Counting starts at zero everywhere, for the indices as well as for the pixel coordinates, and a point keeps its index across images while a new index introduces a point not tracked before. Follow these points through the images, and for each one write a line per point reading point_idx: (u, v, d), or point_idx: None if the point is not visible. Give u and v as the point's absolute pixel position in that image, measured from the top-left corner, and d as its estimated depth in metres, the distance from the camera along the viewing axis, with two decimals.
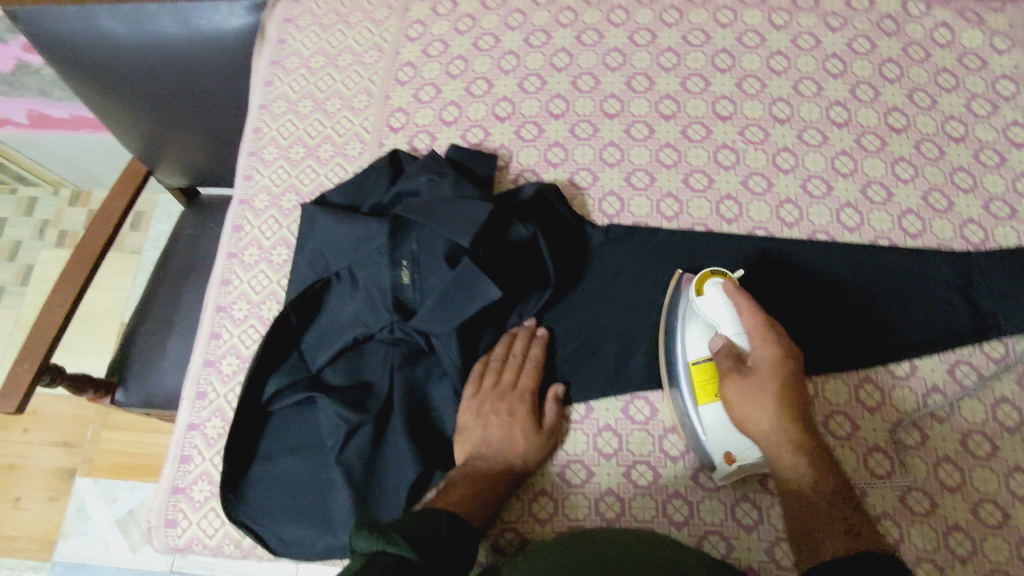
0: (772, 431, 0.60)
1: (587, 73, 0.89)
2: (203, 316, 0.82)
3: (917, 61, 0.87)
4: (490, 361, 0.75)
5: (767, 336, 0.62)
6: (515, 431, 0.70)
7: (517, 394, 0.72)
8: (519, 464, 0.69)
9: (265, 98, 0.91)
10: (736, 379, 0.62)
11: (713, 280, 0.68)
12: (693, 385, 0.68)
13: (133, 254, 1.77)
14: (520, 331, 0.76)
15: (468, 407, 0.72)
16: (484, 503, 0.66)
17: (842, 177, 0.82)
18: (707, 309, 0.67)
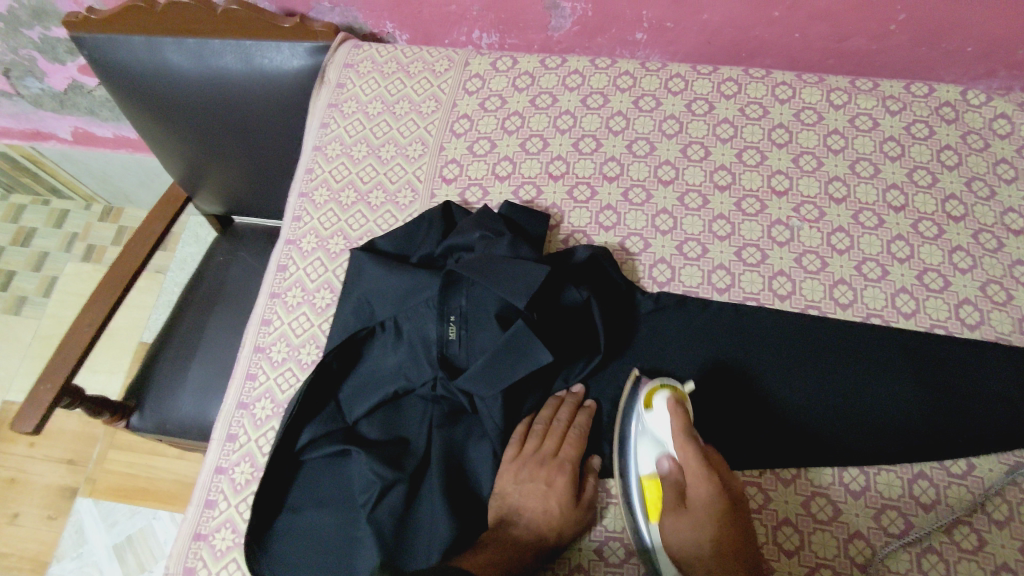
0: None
1: (643, 138, 0.89)
2: (241, 355, 0.81)
3: (976, 150, 0.86)
4: (533, 426, 0.73)
5: (689, 441, 0.64)
6: (552, 500, 0.67)
7: (557, 463, 0.70)
8: (554, 534, 0.66)
9: (320, 140, 0.92)
10: (673, 514, 0.64)
11: (661, 395, 0.67)
12: (645, 503, 0.67)
13: (158, 274, 1.78)
14: (567, 396, 0.75)
15: (507, 471, 0.70)
16: (516, 573, 0.62)
17: (897, 262, 0.81)
18: (656, 426, 0.67)
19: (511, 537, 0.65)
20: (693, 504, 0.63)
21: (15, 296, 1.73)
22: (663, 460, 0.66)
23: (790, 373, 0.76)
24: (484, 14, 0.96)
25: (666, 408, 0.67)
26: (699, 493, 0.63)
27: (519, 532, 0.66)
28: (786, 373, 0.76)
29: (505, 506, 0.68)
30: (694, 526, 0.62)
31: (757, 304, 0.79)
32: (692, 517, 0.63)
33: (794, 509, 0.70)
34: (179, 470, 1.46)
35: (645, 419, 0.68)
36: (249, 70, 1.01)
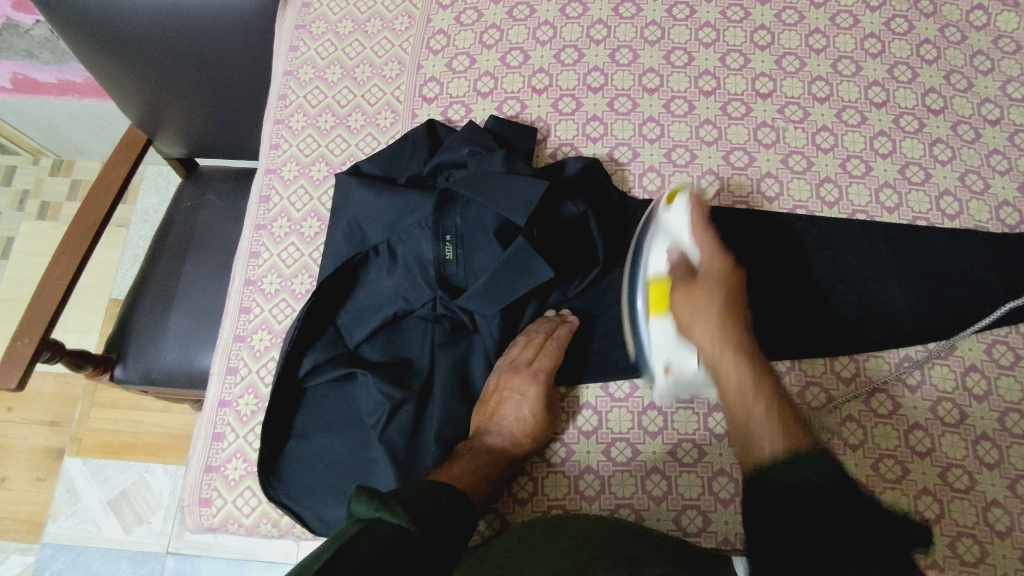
0: (746, 391, 0.60)
1: (625, 46, 0.87)
2: (231, 290, 0.79)
3: (954, 43, 0.87)
4: (517, 338, 0.73)
5: (715, 252, 0.68)
6: (525, 410, 0.68)
7: (532, 372, 0.70)
8: (525, 444, 0.68)
9: (291, 64, 0.87)
10: (684, 288, 0.66)
11: (681, 195, 0.70)
12: (647, 298, 0.69)
13: (120, 227, 1.71)
14: (559, 321, 0.74)
15: (491, 382, 0.72)
16: (489, 479, 0.65)
17: (880, 158, 0.82)
18: (673, 222, 0.70)
19: (485, 446, 0.67)
20: (703, 278, 0.67)
21: None
22: (674, 250, 0.69)
23: (764, 283, 0.78)
24: None
25: (684, 205, 0.70)
26: (713, 264, 0.67)
27: (493, 440, 0.68)
28: (785, 270, 0.78)
29: (484, 412, 0.70)
30: (708, 295, 0.65)
31: (746, 208, 0.81)
32: (706, 286, 0.66)
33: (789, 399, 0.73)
34: (165, 422, 1.45)
35: (662, 216, 0.71)
36: None
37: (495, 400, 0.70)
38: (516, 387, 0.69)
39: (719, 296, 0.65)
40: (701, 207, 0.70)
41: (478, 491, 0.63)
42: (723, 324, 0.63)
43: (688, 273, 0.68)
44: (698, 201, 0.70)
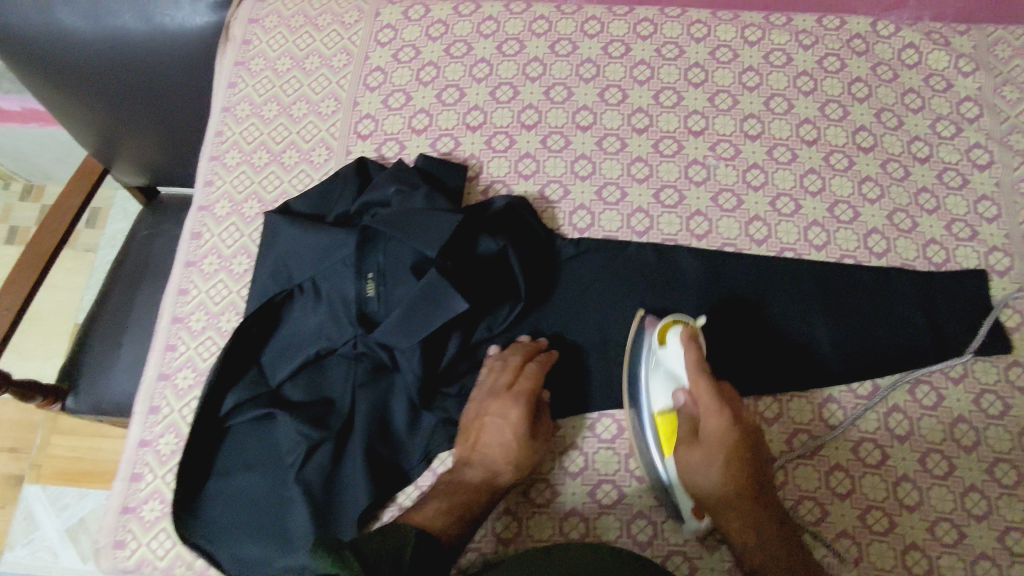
0: (732, 522, 0.65)
1: (560, 83, 0.88)
2: (158, 327, 0.79)
3: (886, 81, 0.88)
4: (493, 362, 0.73)
5: (700, 377, 0.67)
6: (506, 435, 0.68)
7: (512, 396, 0.69)
8: (507, 473, 0.68)
9: (228, 100, 0.88)
10: (687, 445, 0.67)
11: (674, 330, 0.70)
12: (658, 437, 0.71)
13: (87, 252, 1.71)
14: (533, 345, 0.74)
15: (471, 407, 0.72)
16: (466, 515, 0.65)
17: (810, 196, 0.83)
18: (670, 359, 0.71)
19: (462, 479, 0.67)
20: (705, 441, 0.66)
21: None
22: (677, 394, 0.71)
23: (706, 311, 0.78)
24: None
25: (678, 343, 0.70)
26: (710, 423, 0.66)
27: (470, 474, 0.67)
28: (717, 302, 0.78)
29: (464, 441, 0.70)
30: (708, 458, 0.66)
31: (675, 245, 0.81)
32: (705, 448, 0.66)
33: None
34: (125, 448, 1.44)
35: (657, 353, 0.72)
36: (149, 30, 0.95)
37: (477, 425, 0.70)
38: (521, 410, 0.69)
39: (717, 467, 0.65)
40: (694, 338, 0.69)
41: (449, 526, 0.63)
42: (728, 492, 0.64)
43: (693, 433, 0.68)
44: (693, 330, 0.70)
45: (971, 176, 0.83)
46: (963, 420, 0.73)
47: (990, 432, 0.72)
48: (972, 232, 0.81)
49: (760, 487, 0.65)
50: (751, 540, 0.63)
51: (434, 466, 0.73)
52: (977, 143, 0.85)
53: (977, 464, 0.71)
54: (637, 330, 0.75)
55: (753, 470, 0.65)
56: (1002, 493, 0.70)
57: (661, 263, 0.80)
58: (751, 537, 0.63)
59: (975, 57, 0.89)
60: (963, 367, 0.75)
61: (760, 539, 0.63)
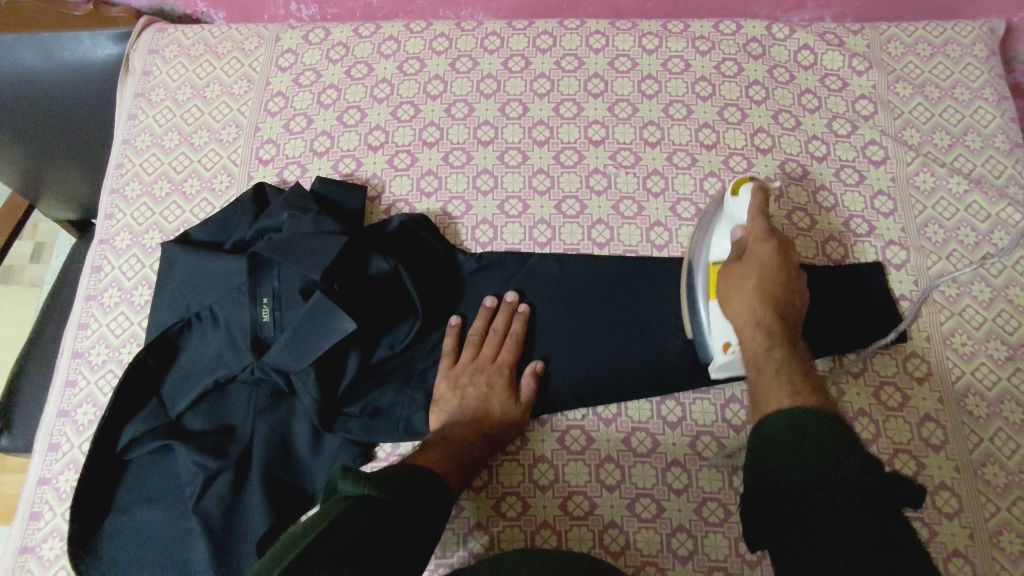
0: (748, 330, 0.64)
1: (461, 99, 0.88)
2: (60, 363, 0.78)
3: (782, 82, 0.89)
4: (469, 336, 0.76)
5: (763, 240, 0.67)
6: (492, 399, 0.71)
7: (496, 368, 0.73)
8: (489, 435, 0.70)
9: (128, 133, 0.88)
10: (732, 269, 0.68)
11: (747, 183, 0.70)
12: (708, 283, 0.71)
13: (32, 287, 1.68)
14: (500, 305, 0.77)
15: (445, 378, 0.73)
16: (458, 462, 0.66)
17: (710, 199, 0.83)
18: (737, 208, 0.70)
19: (452, 432, 0.69)
20: (749, 260, 0.67)
21: None
22: (734, 233, 0.70)
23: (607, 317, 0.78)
24: None
25: (747, 194, 0.70)
26: (758, 248, 0.67)
27: (459, 429, 0.69)
28: (617, 308, 0.78)
29: (447, 404, 0.71)
30: (748, 271, 0.66)
31: (577, 254, 0.81)
32: (746, 264, 0.67)
33: (615, 446, 0.73)
34: None
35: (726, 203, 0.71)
36: (51, 65, 0.96)
37: (458, 392, 0.72)
38: (505, 379, 0.73)
39: (757, 270, 0.66)
40: (763, 196, 0.69)
41: (451, 477, 0.65)
42: (764, 317, 0.63)
43: (738, 256, 0.69)
44: (765, 188, 0.69)
45: (868, 172, 0.85)
46: (865, 414, 0.73)
47: (889, 424, 0.73)
48: (870, 227, 0.82)
49: (792, 350, 0.61)
50: (762, 336, 0.62)
51: None
52: (873, 139, 0.86)
53: (878, 457, 0.72)
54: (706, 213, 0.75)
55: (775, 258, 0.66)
56: None
57: (562, 273, 0.80)
58: (780, 364, 0.59)
59: (868, 56, 0.91)
60: (863, 361, 0.76)
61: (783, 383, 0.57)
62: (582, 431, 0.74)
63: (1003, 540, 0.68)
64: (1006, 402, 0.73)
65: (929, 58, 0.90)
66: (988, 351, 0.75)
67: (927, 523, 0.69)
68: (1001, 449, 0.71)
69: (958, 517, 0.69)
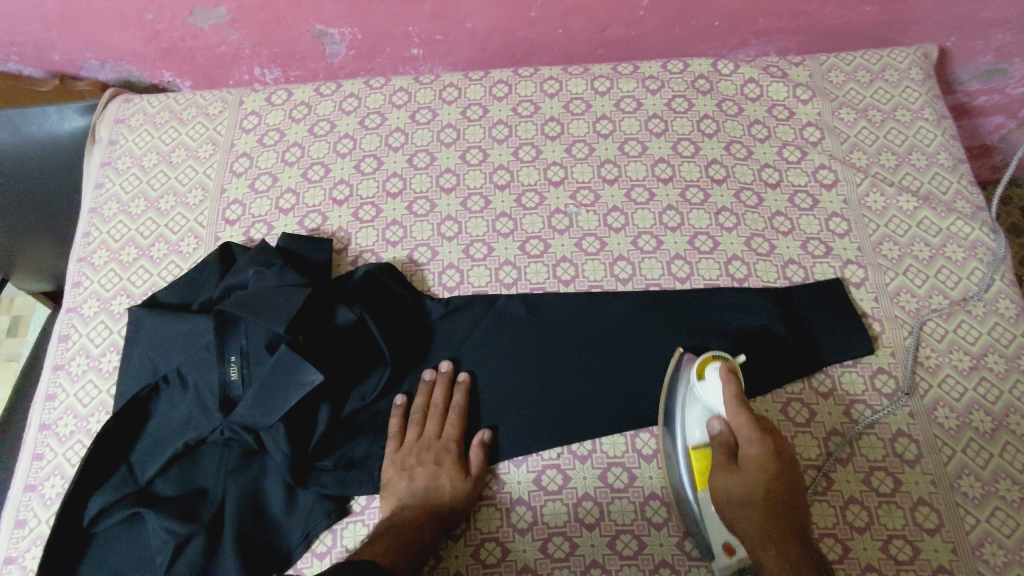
0: (746, 506, 0.65)
1: (423, 150, 0.91)
2: (27, 436, 0.77)
3: (731, 115, 0.93)
4: (411, 413, 0.75)
5: (755, 440, 0.66)
6: (440, 477, 0.70)
7: (442, 444, 0.73)
8: (444, 513, 0.68)
9: (95, 201, 0.89)
10: (726, 470, 0.67)
11: (713, 365, 0.70)
12: (692, 471, 0.69)
13: (8, 362, 1.66)
14: (438, 377, 0.77)
15: (392, 460, 0.72)
16: (408, 550, 0.65)
17: (670, 231, 0.85)
18: (710, 393, 0.70)
19: (400, 519, 0.67)
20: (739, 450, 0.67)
21: None
22: (712, 424, 0.70)
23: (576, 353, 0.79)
24: (257, 51, 0.96)
25: (718, 378, 0.69)
26: (753, 450, 0.66)
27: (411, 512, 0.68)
28: (585, 344, 0.79)
29: (397, 488, 0.70)
30: (748, 486, 0.65)
31: (543, 293, 0.82)
32: (745, 479, 0.65)
33: (592, 483, 0.72)
34: None
35: (697, 388, 0.71)
36: (16, 138, 1.00)
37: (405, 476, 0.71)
38: (453, 455, 0.72)
39: (762, 478, 0.65)
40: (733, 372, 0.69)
41: (399, 567, 0.63)
42: (759, 507, 0.64)
43: (730, 458, 0.68)
44: (730, 365, 0.70)
45: (821, 195, 0.87)
46: (838, 433, 0.74)
47: (863, 441, 0.73)
48: (827, 248, 0.84)
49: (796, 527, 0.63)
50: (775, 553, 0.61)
51: (315, 546, 0.69)
52: (823, 163, 0.89)
53: (854, 476, 0.72)
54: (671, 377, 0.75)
55: (776, 468, 0.65)
56: (882, 502, 0.70)
57: (530, 312, 0.81)
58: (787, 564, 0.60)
59: (811, 86, 0.94)
60: (830, 379, 0.77)
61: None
62: (559, 470, 0.73)
63: (986, 552, 0.67)
64: (975, 412, 0.74)
65: (869, 84, 0.94)
66: (952, 362, 0.76)
67: (910, 540, 0.69)
68: (974, 459, 0.72)
69: (939, 532, 0.69)
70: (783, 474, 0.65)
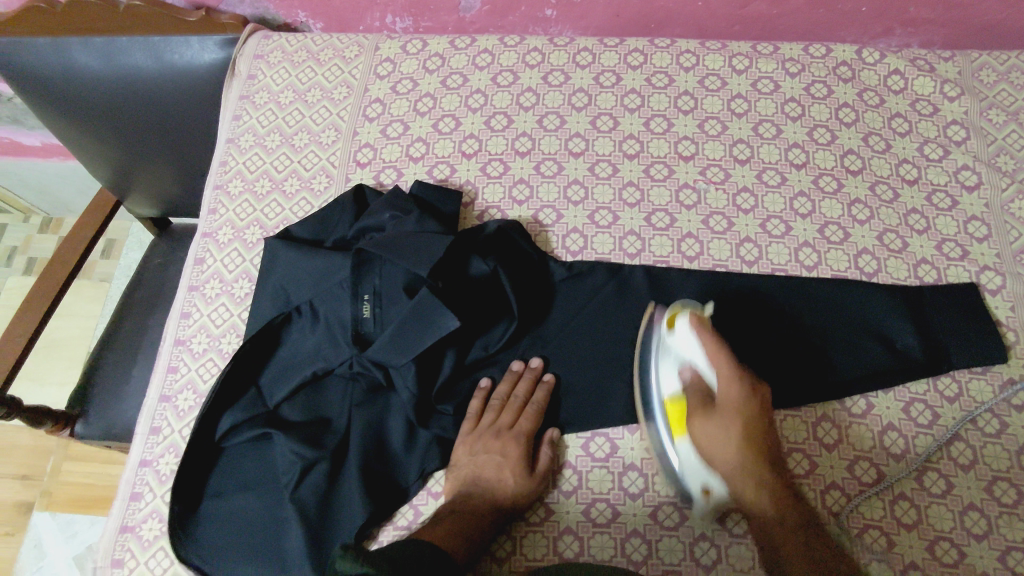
0: (732, 478, 0.67)
1: (553, 112, 0.90)
2: (162, 349, 0.81)
3: (872, 106, 0.90)
4: (491, 399, 0.76)
5: (733, 379, 0.68)
6: (505, 471, 0.70)
7: (512, 434, 0.72)
8: (504, 509, 0.69)
9: (233, 132, 0.92)
10: (703, 416, 0.69)
11: (682, 315, 0.71)
12: (669, 420, 0.71)
13: (103, 282, 1.74)
14: (525, 371, 0.76)
15: (463, 442, 0.73)
16: (468, 536, 0.66)
17: (800, 218, 0.84)
18: (681, 345, 0.71)
19: (464, 505, 0.69)
20: (724, 404, 0.68)
21: None
22: (685, 372, 0.72)
23: None
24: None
25: (689, 330, 0.70)
26: (730, 394, 0.68)
27: (473, 503, 0.69)
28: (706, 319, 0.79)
29: (463, 475, 0.71)
30: (728, 432, 0.67)
31: (666, 267, 0.82)
32: (724, 414, 0.68)
33: None
34: None
35: (669, 339, 0.73)
36: (159, 66, 1.00)
37: (472, 462, 0.71)
38: (521, 449, 0.72)
39: (739, 424, 0.67)
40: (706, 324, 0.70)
41: (459, 551, 0.64)
42: (746, 410, 0.67)
43: (704, 399, 0.70)
44: (703, 317, 0.70)
45: (961, 197, 0.84)
46: (961, 439, 0.72)
47: (987, 450, 0.72)
48: (963, 252, 0.81)
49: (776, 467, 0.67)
50: (767, 476, 0.66)
51: (430, 485, 0.72)
52: (966, 164, 0.86)
53: (975, 483, 0.70)
54: (647, 330, 0.76)
55: (758, 420, 0.67)
56: (1003, 512, 0.69)
57: (651, 283, 0.81)
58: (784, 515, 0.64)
59: (960, 83, 0.91)
60: (958, 384, 0.75)
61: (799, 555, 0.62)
62: None
63: None
64: None
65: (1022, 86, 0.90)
66: None
67: None
68: None
69: None
70: (760, 398, 0.68)
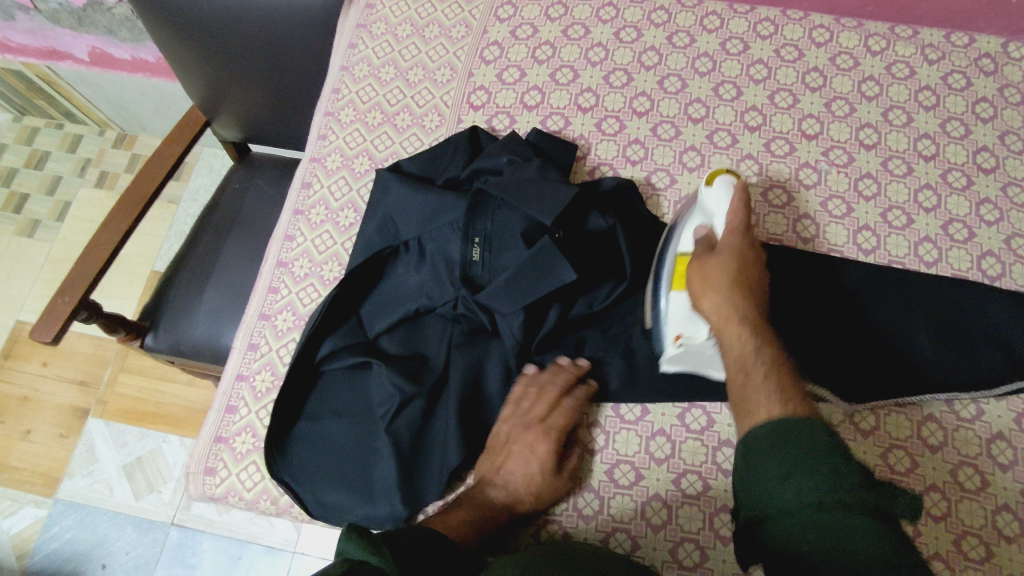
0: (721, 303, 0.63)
1: (675, 74, 0.88)
2: (264, 269, 0.82)
3: (1012, 103, 0.85)
4: (530, 385, 0.71)
5: (737, 231, 0.66)
6: (534, 466, 0.66)
7: (544, 429, 0.68)
8: (525, 504, 0.66)
9: (347, 61, 0.92)
10: (703, 257, 0.66)
11: (724, 176, 0.69)
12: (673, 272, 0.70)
13: (171, 203, 1.75)
14: (570, 366, 0.72)
15: (499, 431, 0.70)
16: (484, 533, 0.63)
17: (924, 211, 0.80)
18: (710, 200, 0.69)
19: (486, 497, 0.66)
20: (721, 250, 0.66)
21: (28, 219, 1.72)
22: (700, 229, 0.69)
23: (807, 312, 0.76)
24: None
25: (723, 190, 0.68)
26: (730, 240, 0.66)
27: (496, 492, 0.66)
28: (818, 303, 0.76)
29: (490, 462, 0.69)
30: (726, 261, 0.65)
31: (779, 245, 0.79)
32: (720, 254, 0.66)
33: None
34: (188, 397, 1.50)
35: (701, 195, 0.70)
36: None
37: (502, 452, 0.68)
38: (552, 443, 0.67)
39: (734, 258, 0.65)
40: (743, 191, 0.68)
41: (468, 544, 0.61)
42: (742, 299, 0.63)
43: (708, 247, 0.68)
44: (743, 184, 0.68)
45: None
46: None
47: None
48: None
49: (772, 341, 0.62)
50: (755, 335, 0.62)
51: None
52: None
53: None
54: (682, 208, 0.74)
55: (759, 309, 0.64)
56: None
57: None
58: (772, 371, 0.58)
59: None
60: None
61: (770, 390, 0.57)
62: None
63: None
64: None
65: None
66: None
67: None
68: None
69: None
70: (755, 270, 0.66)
